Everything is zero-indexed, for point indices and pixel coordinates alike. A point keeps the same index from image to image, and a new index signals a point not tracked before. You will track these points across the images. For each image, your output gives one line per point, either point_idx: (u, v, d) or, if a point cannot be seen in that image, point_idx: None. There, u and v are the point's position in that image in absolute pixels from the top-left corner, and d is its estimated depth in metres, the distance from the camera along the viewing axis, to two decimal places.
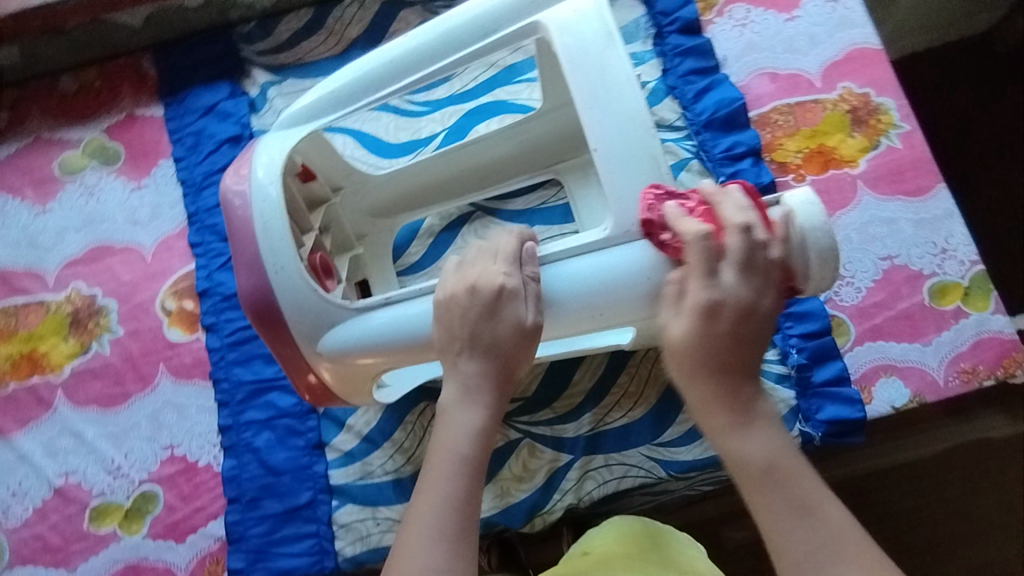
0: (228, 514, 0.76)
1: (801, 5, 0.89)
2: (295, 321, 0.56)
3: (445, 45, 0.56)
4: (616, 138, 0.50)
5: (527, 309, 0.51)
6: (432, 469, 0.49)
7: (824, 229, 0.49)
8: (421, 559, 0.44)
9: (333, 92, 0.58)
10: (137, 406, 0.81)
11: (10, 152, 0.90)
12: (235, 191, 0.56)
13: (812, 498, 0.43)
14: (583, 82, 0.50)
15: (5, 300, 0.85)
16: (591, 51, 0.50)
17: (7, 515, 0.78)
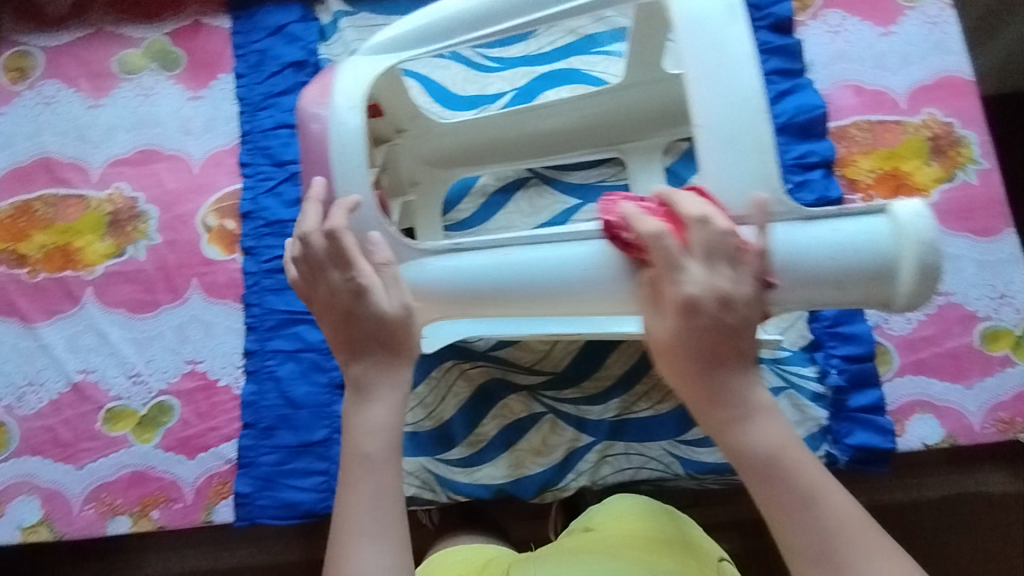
0: (242, 438, 0.76)
1: (899, 22, 0.86)
2: (355, 255, 0.54)
3: None
4: (724, 115, 0.45)
5: (388, 298, 0.51)
6: (357, 472, 0.50)
7: (933, 248, 0.44)
8: (371, 558, 0.47)
9: (426, 25, 0.54)
10: (164, 316, 0.80)
11: (70, 40, 0.88)
12: (314, 112, 0.54)
13: (813, 484, 0.45)
14: (696, 49, 0.46)
15: (46, 189, 0.83)
16: (711, 17, 0.46)
17: (21, 403, 0.77)
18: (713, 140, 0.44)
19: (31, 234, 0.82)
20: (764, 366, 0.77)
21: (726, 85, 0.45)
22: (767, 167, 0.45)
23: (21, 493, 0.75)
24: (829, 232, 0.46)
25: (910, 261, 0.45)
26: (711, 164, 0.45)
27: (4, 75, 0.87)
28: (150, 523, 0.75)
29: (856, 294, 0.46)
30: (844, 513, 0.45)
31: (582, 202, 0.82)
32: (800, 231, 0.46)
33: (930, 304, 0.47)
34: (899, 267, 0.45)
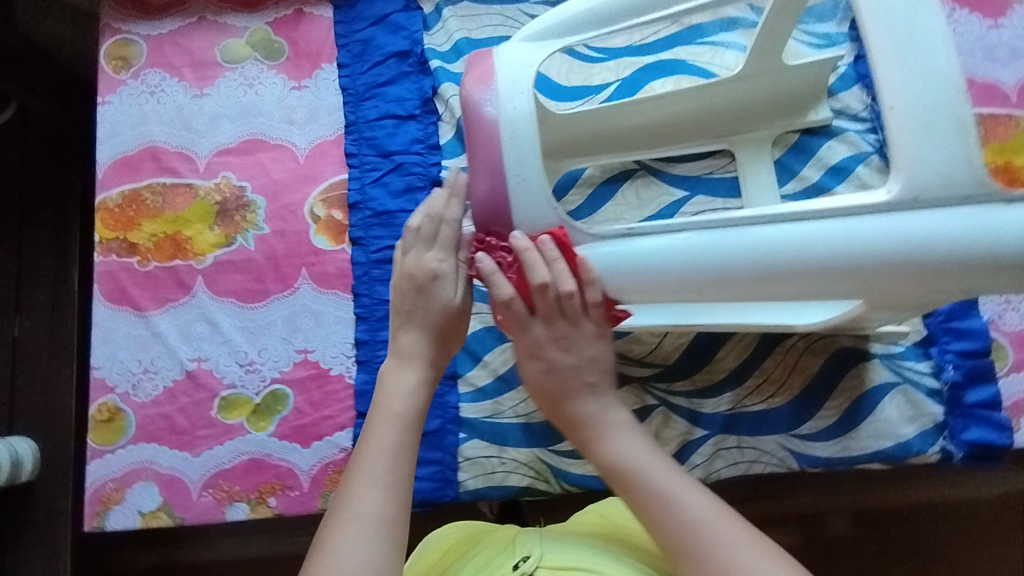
0: (356, 427, 0.77)
1: (1007, 15, 0.86)
2: (520, 244, 0.56)
3: None
4: (918, 96, 0.47)
5: (454, 290, 0.62)
6: (376, 427, 0.58)
7: None
8: (363, 503, 0.52)
9: (588, 10, 0.56)
10: (275, 306, 0.80)
11: (173, 28, 0.88)
12: (480, 97, 0.55)
13: (668, 491, 0.55)
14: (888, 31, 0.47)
15: (153, 178, 0.84)
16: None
17: (137, 390, 0.78)
18: (910, 121, 0.46)
19: (140, 223, 0.82)
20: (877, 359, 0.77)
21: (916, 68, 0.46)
22: (964, 147, 0.46)
23: (140, 478, 0.76)
24: None
25: None
26: (905, 146, 0.47)
27: (107, 63, 0.87)
28: (267, 509, 0.76)
29: None
30: (716, 526, 0.51)
31: (690, 195, 0.81)
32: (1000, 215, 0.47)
33: None
34: None
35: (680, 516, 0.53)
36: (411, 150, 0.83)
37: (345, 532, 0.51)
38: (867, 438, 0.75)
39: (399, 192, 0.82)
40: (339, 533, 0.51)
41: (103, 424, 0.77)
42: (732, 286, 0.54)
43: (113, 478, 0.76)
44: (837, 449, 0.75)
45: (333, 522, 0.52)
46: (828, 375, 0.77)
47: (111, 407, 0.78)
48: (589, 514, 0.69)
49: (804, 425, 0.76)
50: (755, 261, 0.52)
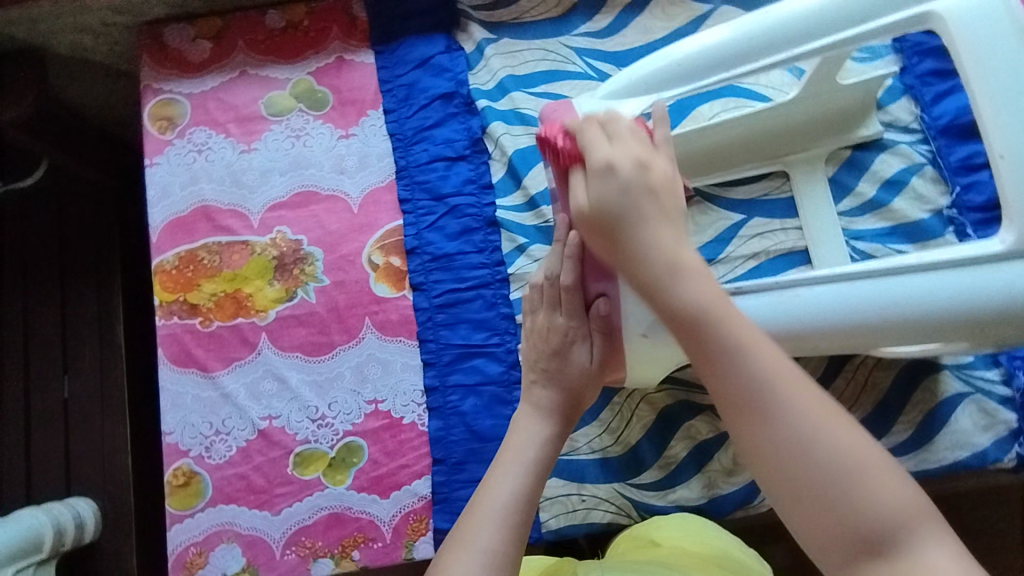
0: (434, 474, 0.77)
1: None
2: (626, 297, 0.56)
3: (810, 27, 0.53)
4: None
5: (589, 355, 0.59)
6: (500, 469, 0.54)
7: None
8: (484, 538, 0.49)
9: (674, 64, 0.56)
10: (342, 357, 0.80)
11: (215, 85, 0.88)
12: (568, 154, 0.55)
13: (812, 420, 0.40)
14: (993, 82, 0.49)
15: (209, 237, 0.84)
16: (1003, 48, 0.49)
17: (211, 452, 0.78)
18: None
19: (199, 283, 0.82)
20: (947, 369, 0.76)
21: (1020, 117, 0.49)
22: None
23: (221, 541, 0.76)
24: None
25: None
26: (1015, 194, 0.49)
27: (151, 125, 0.87)
28: (351, 563, 0.75)
29: None
30: (845, 445, 0.40)
31: (746, 218, 0.81)
32: None
33: None
34: None
35: (810, 427, 0.40)
36: (464, 191, 0.83)
37: (457, 559, 0.49)
38: (944, 450, 0.75)
39: (456, 234, 0.83)
40: (455, 556, 0.49)
41: (181, 488, 0.77)
42: (841, 333, 0.55)
43: (195, 542, 0.76)
44: (914, 464, 0.75)
45: (451, 551, 0.49)
46: (899, 388, 0.76)
47: (187, 471, 0.78)
48: (640, 538, 0.67)
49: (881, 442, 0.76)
50: (870, 313, 0.53)
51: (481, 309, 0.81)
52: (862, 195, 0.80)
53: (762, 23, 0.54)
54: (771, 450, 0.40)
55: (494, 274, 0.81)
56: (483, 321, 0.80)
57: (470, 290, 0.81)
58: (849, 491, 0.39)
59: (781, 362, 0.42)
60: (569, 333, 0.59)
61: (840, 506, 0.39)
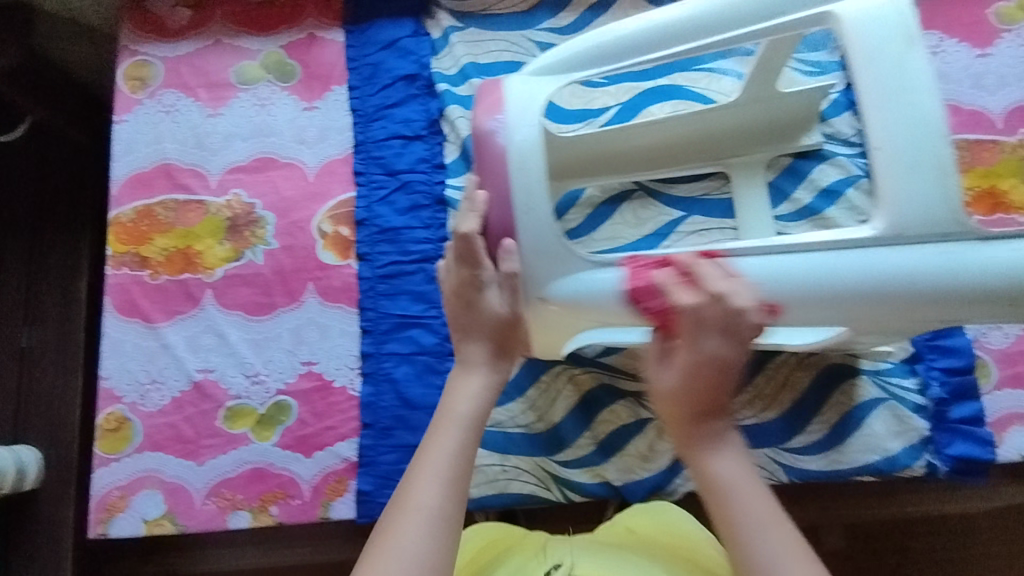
0: (360, 437, 0.78)
1: (997, 44, 0.87)
2: (530, 262, 0.58)
3: (724, 18, 0.55)
4: (905, 138, 0.50)
5: (499, 301, 0.59)
6: (439, 428, 0.56)
7: None
8: (424, 497, 0.51)
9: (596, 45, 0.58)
10: (282, 318, 0.82)
11: (189, 51, 0.91)
12: (491, 125, 0.56)
13: (761, 517, 0.52)
14: (878, 80, 0.50)
15: (166, 194, 0.86)
16: (888, 50, 0.50)
17: (144, 400, 0.80)
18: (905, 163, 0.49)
19: (152, 237, 0.85)
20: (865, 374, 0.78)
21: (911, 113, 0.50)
22: (947, 188, 0.49)
23: (145, 487, 0.77)
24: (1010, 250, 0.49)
25: None
26: (892, 185, 0.50)
27: (125, 84, 0.90)
28: (269, 518, 0.77)
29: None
30: (775, 543, 0.50)
31: (685, 215, 0.84)
32: (977, 250, 0.49)
33: None
34: None
35: (754, 517, 0.52)
36: (417, 169, 0.86)
37: (402, 524, 0.50)
38: (856, 452, 0.77)
39: (405, 210, 0.85)
40: (399, 521, 0.50)
41: (111, 433, 0.79)
42: None
43: (118, 486, 0.78)
44: (824, 463, 0.77)
45: (392, 515, 0.51)
46: (818, 389, 0.79)
47: (119, 417, 0.79)
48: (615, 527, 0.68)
49: (794, 439, 0.78)
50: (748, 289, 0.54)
51: (422, 283, 0.83)
52: (799, 202, 0.83)
53: (678, 13, 0.56)
54: (722, 525, 0.53)
55: (438, 250, 0.84)
56: (423, 294, 0.82)
57: (413, 264, 0.83)
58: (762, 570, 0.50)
59: (735, 463, 0.56)
60: (475, 281, 0.59)
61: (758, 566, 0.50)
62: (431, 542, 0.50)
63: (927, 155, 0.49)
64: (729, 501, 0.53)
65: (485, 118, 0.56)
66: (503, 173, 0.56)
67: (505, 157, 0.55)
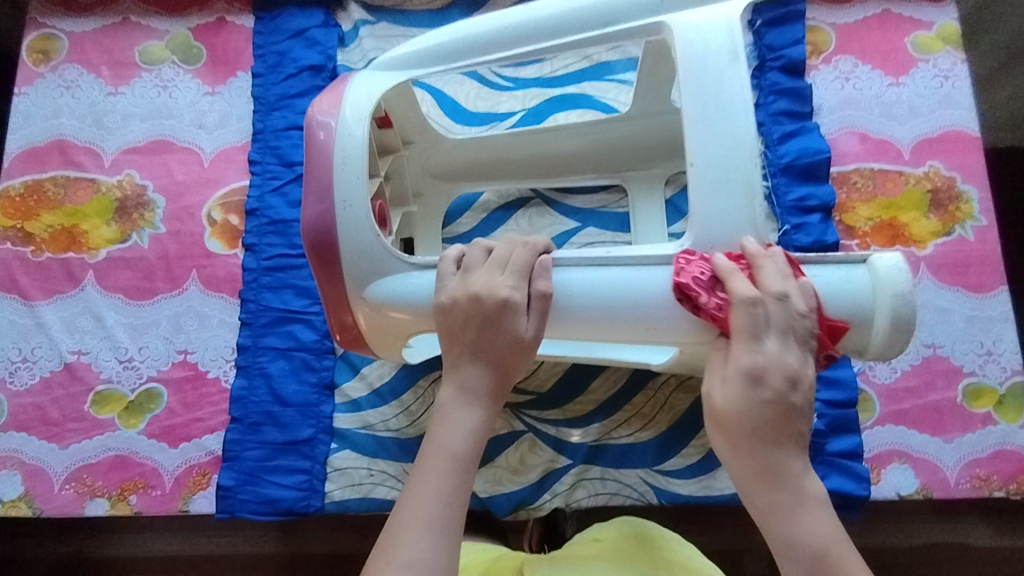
0: (227, 431, 0.77)
1: (910, 73, 0.86)
2: (350, 262, 0.56)
3: (561, 26, 0.55)
4: (711, 153, 0.51)
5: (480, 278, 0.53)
6: (426, 467, 0.49)
7: (906, 301, 0.49)
8: (411, 548, 0.45)
9: (435, 46, 0.58)
10: (162, 305, 0.81)
11: (96, 27, 0.90)
12: (323, 122, 0.57)
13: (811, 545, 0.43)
14: (696, 96, 0.52)
15: (58, 171, 0.85)
16: (712, 65, 0.52)
17: (13, 378, 0.79)
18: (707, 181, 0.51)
19: (39, 213, 0.84)
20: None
21: (722, 133, 0.51)
22: (750, 209, 0.51)
23: (4, 467, 0.76)
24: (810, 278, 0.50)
25: (883, 314, 0.50)
26: (701, 203, 0.51)
27: (27, 56, 0.88)
28: (126, 508, 0.75)
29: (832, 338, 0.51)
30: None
31: (581, 227, 0.82)
32: None
33: (903, 352, 0.52)
34: (875, 315, 0.50)
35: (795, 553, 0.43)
36: None
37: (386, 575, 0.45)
38: (729, 478, 0.75)
39: (297, 202, 0.84)
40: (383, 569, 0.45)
41: None
42: None
43: None
44: (696, 488, 0.75)
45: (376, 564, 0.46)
46: (694, 413, 0.77)
47: None
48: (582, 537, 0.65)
49: (667, 462, 0.76)
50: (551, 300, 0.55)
51: (308, 278, 0.81)
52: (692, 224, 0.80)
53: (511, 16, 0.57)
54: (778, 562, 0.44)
55: None
56: (307, 289, 0.81)
57: (300, 258, 0.82)
58: None
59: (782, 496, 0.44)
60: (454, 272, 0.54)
61: None
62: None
63: (732, 173, 0.51)
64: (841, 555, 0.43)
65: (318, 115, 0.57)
66: (326, 168, 0.56)
67: (328, 153, 0.56)
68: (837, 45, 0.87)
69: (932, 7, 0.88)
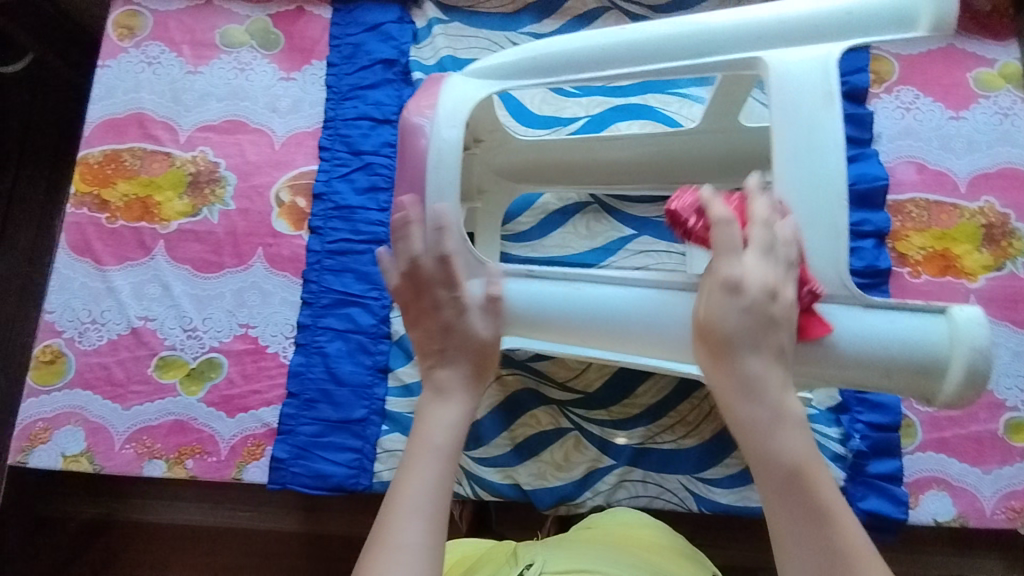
0: (283, 405, 0.80)
1: (971, 108, 0.87)
2: None
3: (654, 48, 0.57)
4: (804, 193, 0.51)
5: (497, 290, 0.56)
6: (413, 459, 0.49)
7: (984, 353, 0.50)
8: (407, 535, 0.44)
9: (534, 58, 0.60)
10: (227, 279, 0.84)
11: (179, 6, 0.93)
12: (417, 121, 0.59)
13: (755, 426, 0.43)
14: (790, 134, 0.52)
15: (136, 143, 0.88)
16: (807, 105, 0.52)
17: (82, 338, 0.82)
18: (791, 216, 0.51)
19: (115, 182, 0.87)
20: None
21: (810, 167, 0.52)
22: (836, 250, 0.51)
23: (68, 423, 0.79)
24: (887, 321, 0.51)
25: (959, 364, 0.51)
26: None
27: (112, 31, 0.92)
28: (183, 471, 0.78)
29: (904, 379, 0.52)
30: None
31: (636, 234, 0.85)
32: (856, 316, 0.51)
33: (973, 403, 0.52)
34: (951, 365, 0.51)
35: None
36: (381, 152, 0.87)
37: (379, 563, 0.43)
38: None
39: (363, 190, 0.86)
40: (388, 561, 0.43)
41: (46, 365, 0.81)
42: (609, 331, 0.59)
43: (43, 418, 0.80)
44: (735, 498, 0.76)
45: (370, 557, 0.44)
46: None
47: (55, 350, 0.82)
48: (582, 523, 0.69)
49: (708, 470, 0.77)
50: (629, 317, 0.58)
51: (369, 264, 0.84)
52: None
53: (603, 38, 0.59)
54: None
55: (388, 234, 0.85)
56: (367, 274, 0.84)
57: (363, 244, 0.85)
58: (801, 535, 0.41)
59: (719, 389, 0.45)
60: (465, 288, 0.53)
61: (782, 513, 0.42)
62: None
63: (818, 210, 0.51)
64: (847, 520, 0.41)
65: (413, 115, 0.59)
66: (420, 166, 0.58)
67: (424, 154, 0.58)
68: (900, 74, 0.88)
69: (996, 46, 0.89)
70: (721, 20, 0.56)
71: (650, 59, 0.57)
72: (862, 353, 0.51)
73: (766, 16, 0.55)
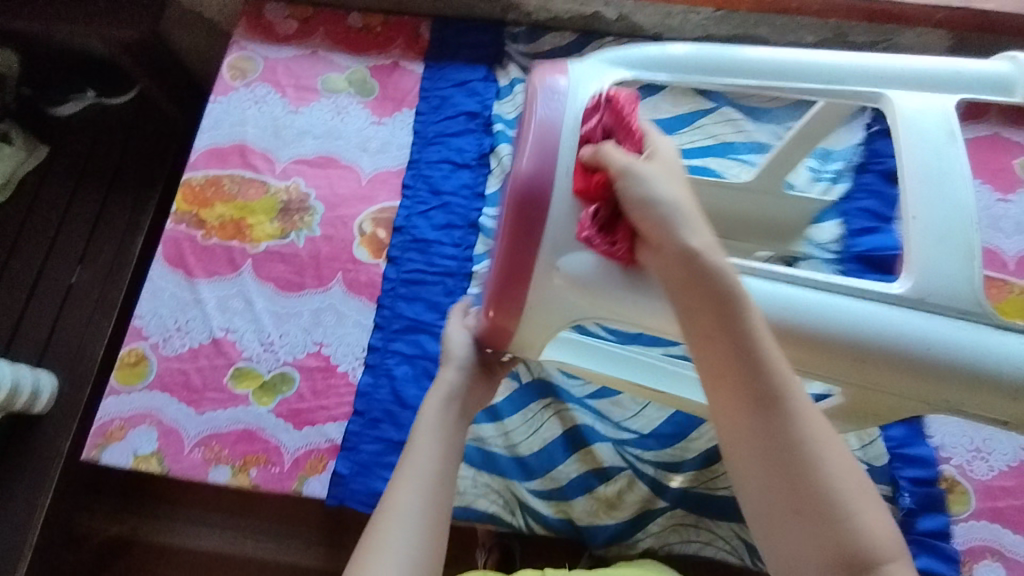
0: (349, 422, 0.83)
1: (1018, 192, 0.92)
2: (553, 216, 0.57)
3: (790, 70, 0.63)
4: (937, 218, 0.57)
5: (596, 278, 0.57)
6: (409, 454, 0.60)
7: None
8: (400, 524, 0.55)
9: (681, 57, 0.65)
10: (307, 299, 0.89)
11: (289, 55, 1.03)
12: (549, 81, 0.61)
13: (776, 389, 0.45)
14: (916, 155, 0.59)
15: (236, 170, 0.96)
16: (932, 136, 0.59)
17: (166, 344, 0.87)
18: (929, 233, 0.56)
19: (213, 204, 0.94)
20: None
21: (937, 188, 0.58)
22: (971, 269, 0.56)
23: (143, 423, 0.83)
24: (998, 339, 0.55)
25: None
26: (920, 252, 0.57)
27: (226, 71, 1.02)
28: (246, 479, 0.81)
29: (1001, 401, 0.55)
30: (731, 431, 0.46)
31: None
32: (974, 332, 0.55)
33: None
34: None
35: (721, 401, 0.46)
36: (458, 194, 0.94)
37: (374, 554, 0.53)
38: None
39: (439, 227, 0.93)
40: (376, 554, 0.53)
41: (129, 366, 0.86)
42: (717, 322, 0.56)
43: (121, 417, 0.83)
44: None
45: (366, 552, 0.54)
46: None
47: (139, 353, 0.86)
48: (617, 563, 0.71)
49: None
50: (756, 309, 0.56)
51: (440, 295, 0.89)
52: None
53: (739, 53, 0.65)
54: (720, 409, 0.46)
55: (460, 267, 0.90)
56: (438, 303, 0.88)
57: (436, 276, 0.90)
58: (836, 513, 0.43)
59: (712, 357, 0.46)
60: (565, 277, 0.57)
61: (800, 463, 0.44)
62: (420, 537, 0.54)
63: (949, 228, 0.57)
64: (816, 460, 0.44)
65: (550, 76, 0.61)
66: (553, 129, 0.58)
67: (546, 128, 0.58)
68: None
69: None
70: (851, 59, 0.63)
71: (787, 81, 0.63)
72: (945, 366, 0.54)
73: (892, 62, 0.63)
